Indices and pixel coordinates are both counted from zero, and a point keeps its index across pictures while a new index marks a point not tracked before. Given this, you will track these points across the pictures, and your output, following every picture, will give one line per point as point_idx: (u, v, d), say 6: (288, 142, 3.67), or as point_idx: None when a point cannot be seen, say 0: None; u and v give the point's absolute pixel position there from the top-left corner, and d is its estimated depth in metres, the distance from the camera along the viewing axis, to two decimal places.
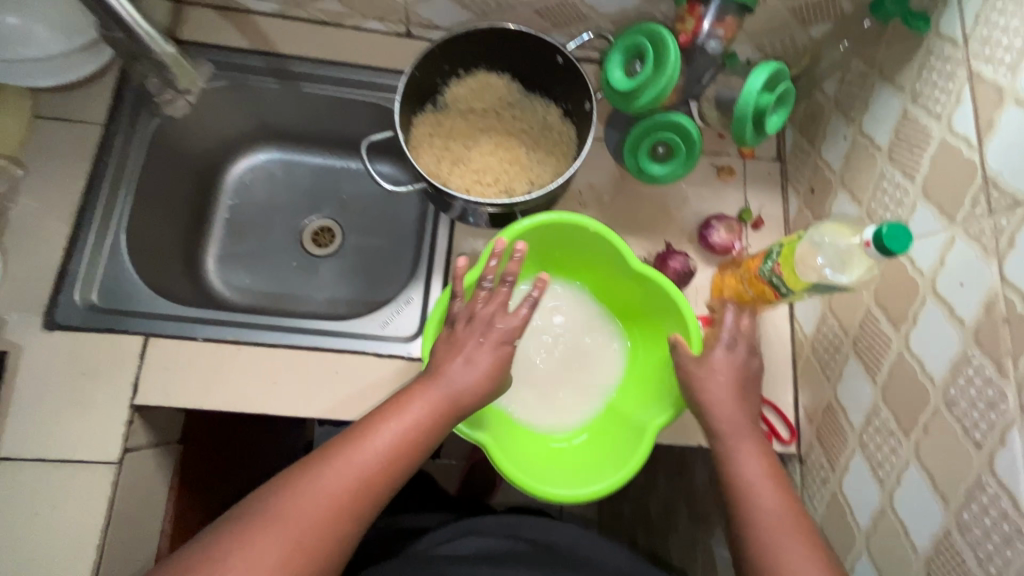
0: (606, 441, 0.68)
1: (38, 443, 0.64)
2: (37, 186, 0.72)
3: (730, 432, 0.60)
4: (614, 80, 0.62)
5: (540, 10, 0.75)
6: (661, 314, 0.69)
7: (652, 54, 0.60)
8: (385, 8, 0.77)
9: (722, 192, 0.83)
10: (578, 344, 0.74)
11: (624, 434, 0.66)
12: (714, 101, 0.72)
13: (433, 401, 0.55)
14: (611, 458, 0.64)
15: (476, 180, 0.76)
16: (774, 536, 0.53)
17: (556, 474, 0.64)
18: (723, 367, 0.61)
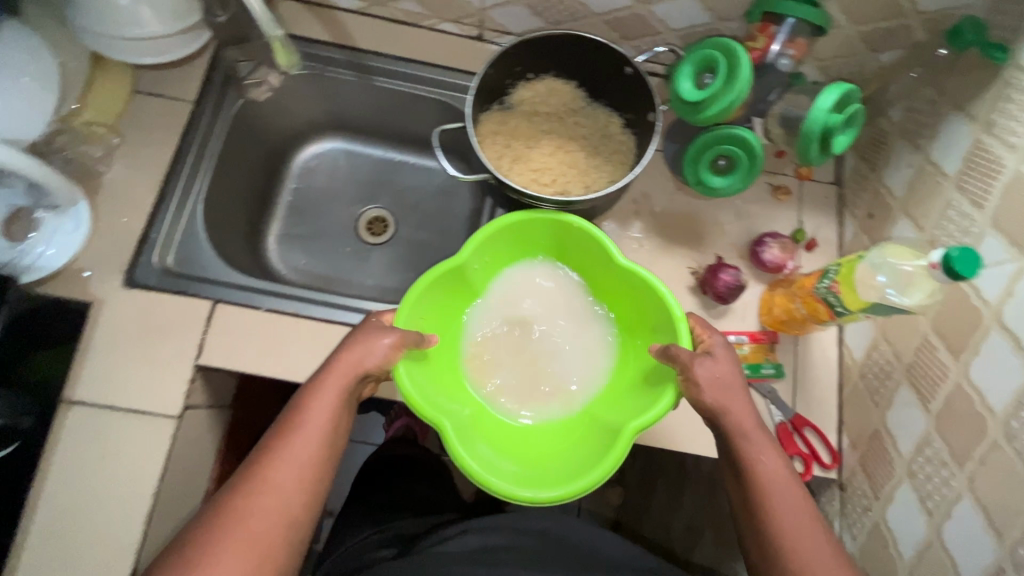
0: (584, 443, 0.63)
1: (110, 390, 0.69)
2: (129, 154, 0.78)
3: (735, 431, 0.57)
4: (683, 91, 0.63)
5: (611, 21, 0.78)
6: (648, 306, 0.65)
7: (724, 67, 0.61)
8: (461, 11, 0.81)
9: (776, 211, 0.83)
10: (568, 343, 0.71)
11: (603, 433, 0.61)
12: (780, 119, 0.76)
13: (339, 388, 0.56)
14: (588, 456, 0.60)
15: (534, 179, 0.78)
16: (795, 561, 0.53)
17: (529, 474, 0.59)
18: (721, 364, 0.58)
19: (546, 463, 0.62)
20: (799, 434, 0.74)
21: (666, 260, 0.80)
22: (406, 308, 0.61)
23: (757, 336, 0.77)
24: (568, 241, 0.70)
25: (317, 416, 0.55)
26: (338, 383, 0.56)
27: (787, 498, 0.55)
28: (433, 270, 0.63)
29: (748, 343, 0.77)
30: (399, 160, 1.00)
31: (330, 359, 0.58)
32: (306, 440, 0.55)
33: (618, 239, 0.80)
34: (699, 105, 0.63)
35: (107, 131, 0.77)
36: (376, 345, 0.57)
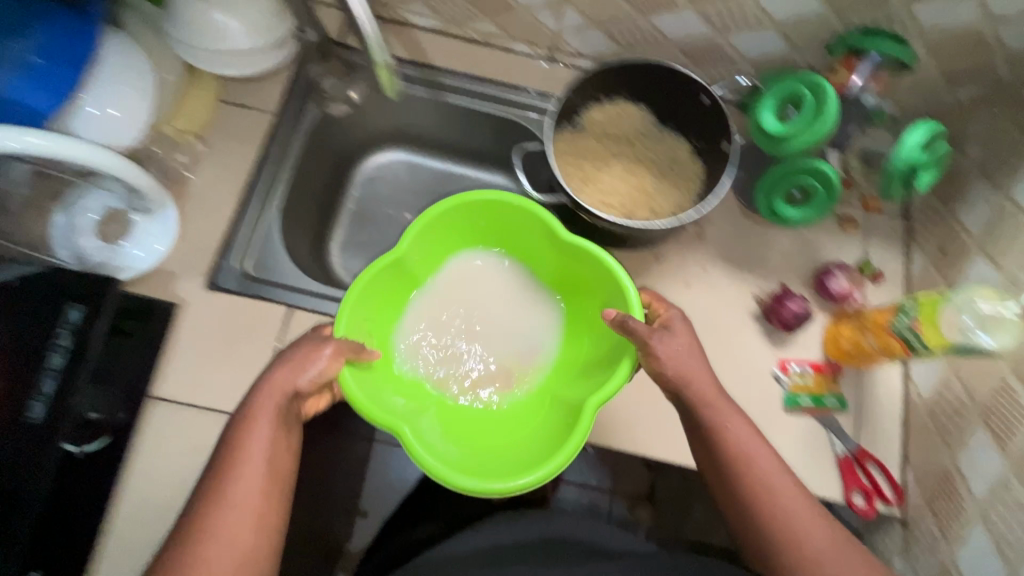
0: (547, 426, 0.66)
1: (191, 388, 0.72)
2: (214, 161, 0.81)
3: (706, 405, 0.63)
4: (768, 125, 0.64)
5: (686, 48, 0.79)
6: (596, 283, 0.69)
7: (810, 100, 0.62)
8: (536, 33, 0.83)
9: (843, 241, 0.82)
10: (512, 326, 0.76)
11: (568, 415, 0.64)
12: (860, 156, 0.80)
13: (274, 410, 0.58)
14: (551, 441, 0.62)
15: (601, 201, 0.80)
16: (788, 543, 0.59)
17: (485, 462, 0.62)
18: (682, 332, 0.64)
19: (505, 450, 0.65)
20: (861, 467, 0.73)
21: (730, 286, 0.80)
22: (346, 305, 0.62)
23: (820, 367, 0.77)
24: (512, 228, 0.72)
25: (259, 442, 0.57)
26: (270, 402, 0.58)
27: (750, 457, 0.62)
28: (376, 266, 0.64)
29: (812, 373, 0.77)
30: (459, 173, 1.02)
31: (256, 384, 0.59)
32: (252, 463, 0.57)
33: (683, 263, 0.81)
34: (784, 139, 0.63)
35: (194, 138, 0.81)
36: (315, 360, 0.58)
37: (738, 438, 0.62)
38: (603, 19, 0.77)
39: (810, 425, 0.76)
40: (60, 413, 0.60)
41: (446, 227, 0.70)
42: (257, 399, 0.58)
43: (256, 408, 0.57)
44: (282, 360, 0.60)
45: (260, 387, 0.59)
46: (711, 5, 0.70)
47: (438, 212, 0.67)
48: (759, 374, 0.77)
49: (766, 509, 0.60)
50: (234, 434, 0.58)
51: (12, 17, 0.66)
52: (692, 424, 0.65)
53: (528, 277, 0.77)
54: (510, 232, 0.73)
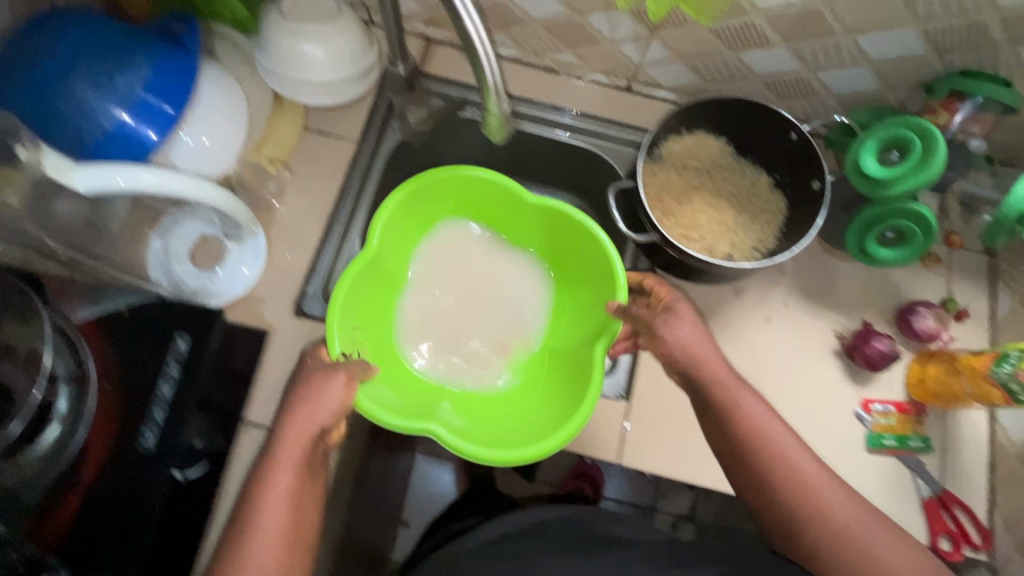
0: (553, 390, 0.74)
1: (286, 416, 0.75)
2: (299, 189, 0.83)
3: (716, 377, 0.64)
4: (869, 169, 0.63)
5: (771, 83, 0.78)
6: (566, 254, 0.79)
7: (918, 149, 0.61)
8: (617, 64, 0.83)
9: (926, 277, 0.81)
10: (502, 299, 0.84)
11: (569, 377, 0.72)
12: (960, 194, 0.79)
13: (299, 456, 0.59)
14: (558, 405, 0.70)
15: (684, 234, 0.80)
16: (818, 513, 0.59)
17: (495, 432, 0.70)
18: (687, 312, 0.67)
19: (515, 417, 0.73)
20: (947, 511, 0.73)
21: (809, 322, 0.80)
22: (333, 318, 0.65)
23: (903, 407, 0.76)
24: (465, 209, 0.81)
25: (279, 491, 0.58)
26: (301, 449, 0.59)
27: (772, 440, 0.62)
28: (350, 269, 0.68)
29: (895, 413, 0.76)
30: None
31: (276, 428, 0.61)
32: (270, 507, 0.57)
33: (762, 298, 0.81)
34: (884, 184, 0.63)
35: (280, 167, 0.83)
36: (329, 393, 0.60)
37: (764, 423, 0.63)
38: (690, 54, 0.77)
39: (893, 464, 0.75)
40: (167, 442, 0.65)
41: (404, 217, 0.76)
42: (279, 446, 0.59)
43: (280, 456, 0.58)
44: (292, 400, 0.61)
45: (281, 434, 0.60)
46: (808, 44, 0.69)
47: (393, 207, 0.73)
48: (840, 412, 0.77)
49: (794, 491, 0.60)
50: (252, 482, 0.59)
51: (119, 52, 0.69)
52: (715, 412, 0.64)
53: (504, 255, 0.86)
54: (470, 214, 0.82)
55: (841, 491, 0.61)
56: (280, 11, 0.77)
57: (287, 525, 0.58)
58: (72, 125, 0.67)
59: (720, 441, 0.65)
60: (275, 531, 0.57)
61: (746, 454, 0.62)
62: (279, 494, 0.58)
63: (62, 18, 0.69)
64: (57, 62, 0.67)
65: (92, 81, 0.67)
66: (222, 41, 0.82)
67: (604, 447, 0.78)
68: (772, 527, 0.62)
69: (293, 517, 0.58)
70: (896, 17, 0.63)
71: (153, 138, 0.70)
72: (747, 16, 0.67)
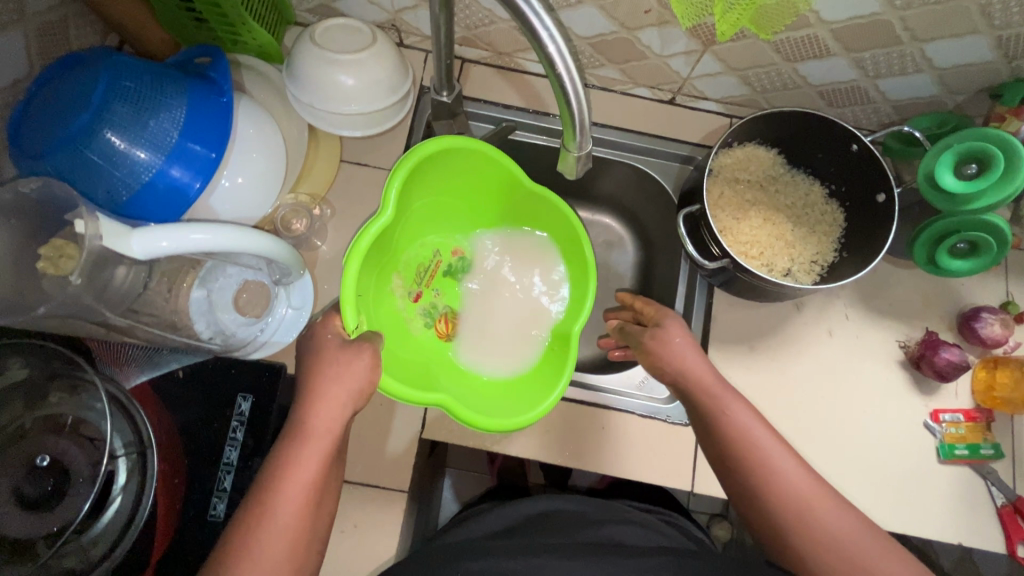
0: (540, 368, 0.75)
1: (352, 465, 0.73)
2: (340, 226, 0.80)
3: (717, 390, 0.64)
4: (948, 185, 0.64)
5: (825, 91, 0.76)
6: (559, 227, 0.77)
7: (1002, 162, 0.62)
8: (663, 79, 0.80)
9: (988, 279, 0.80)
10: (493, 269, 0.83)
11: (560, 357, 0.73)
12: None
13: (323, 451, 0.54)
14: (548, 380, 0.72)
15: (744, 252, 0.78)
16: (798, 525, 0.57)
17: (488, 403, 0.72)
18: (676, 329, 0.67)
19: (502, 394, 0.74)
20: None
21: (873, 333, 0.79)
22: (348, 289, 0.61)
23: (972, 415, 0.76)
24: (468, 182, 0.74)
25: (294, 484, 0.52)
26: (323, 444, 0.54)
27: (758, 449, 0.60)
28: (363, 235, 0.62)
29: (965, 421, 0.75)
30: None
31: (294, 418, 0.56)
32: (282, 501, 0.51)
33: (822, 311, 0.80)
34: (964, 200, 0.64)
35: (320, 203, 0.80)
36: (357, 371, 0.57)
37: (751, 432, 0.61)
38: (742, 66, 0.74)
39: (965, 473, 0.75)
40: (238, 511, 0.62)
41: (418, 183, 0.69)
42: (299, 440, 0.54)
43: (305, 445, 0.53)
44: (314, 387, 0.56)
45: (303, 425, 0.55)
46: (870, 53, 0.67)
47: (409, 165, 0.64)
48: (909, 423, 0.77)
49: (778, 502, 0.58)
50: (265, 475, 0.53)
51: (151, 95, 0.64)
52: (704, 420, 0.64)
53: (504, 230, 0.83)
54: (470, 187, 0.75)
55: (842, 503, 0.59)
56: (311, 39, 0.72)
57: (298, 525, 0.51)
58: (112, 180, 0.63)
59: (710, 446, 0.64)
60: (284, 529, 0.50)
61: (735, 457, 0.61)
62: (295, 491, 0.51)
63: (86, 64, 0.63)
64: (86, 112, 0.61)
65: (127, 130, 0.62)
66: (252, 74, 0.80)
67: (676, 473, 0.77)
68: (761, 532, 0.60)
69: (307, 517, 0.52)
70: (968, 25, 0.61)
71: (195, 185, 0.66)
72: (810, 29, 0.65)
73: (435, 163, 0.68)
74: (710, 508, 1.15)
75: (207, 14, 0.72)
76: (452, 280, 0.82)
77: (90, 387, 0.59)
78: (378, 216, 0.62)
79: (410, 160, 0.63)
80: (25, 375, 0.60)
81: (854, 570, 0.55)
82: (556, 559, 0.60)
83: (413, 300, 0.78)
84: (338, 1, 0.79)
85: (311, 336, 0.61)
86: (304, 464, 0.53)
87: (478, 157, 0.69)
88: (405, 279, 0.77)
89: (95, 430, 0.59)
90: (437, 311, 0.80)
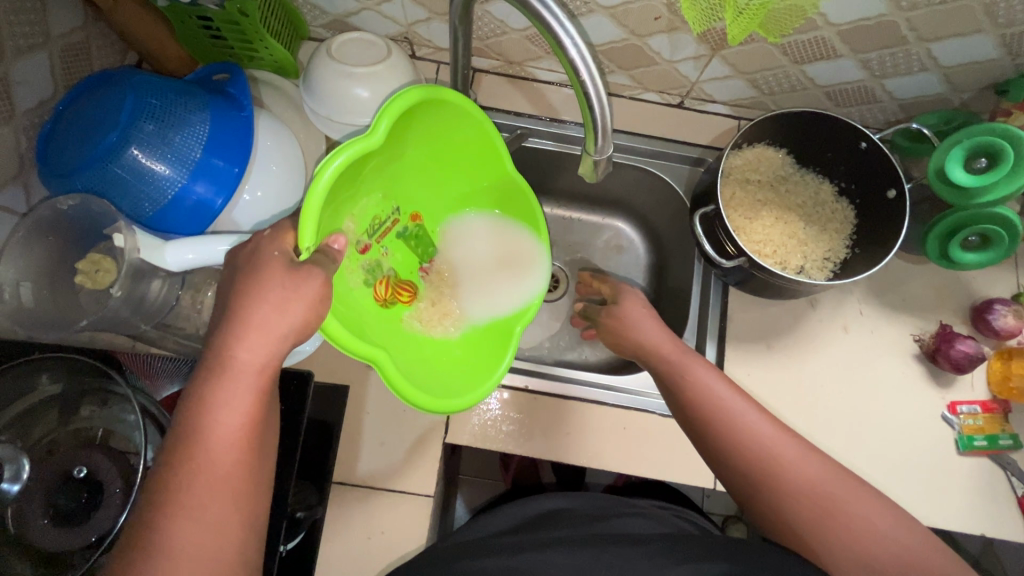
0: (481, 344, 0.73)
1: (378, 470, 0.73)
2: None
3: (677, 358, 0.68)
4: (959, 179, 0.66)
5: (833, 92, 0.78)
6: (522, 222, 0.77)
7: (1012, 156, 0.64)
8: (672, 83, 0.82)
9: (999, 272, 0.81)
10: (467, 246, 0.80)
11: (502, 334, 0.73)
12: None
13: (254, 385, 0.46)
14: (486, 361, 0.70)
15: (757, 250, 0.80)
16: (765, 478, 0.59)
17: (426, 373, 0.66)
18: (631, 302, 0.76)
19: (442, 365, 0.69)
20: None
21: (888, 328, 0.80)
22: (313, 199, 0.51)
23: (989, 406, 0.76)
24: (450, 145, 0.68)
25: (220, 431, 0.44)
26: (251, 381, 0.45)
27: (721, 408, 0.63)
28: (347, 148, 0.52)
29: (982, 413, 0.76)
30: (569, 216, 0.98)
31: (208, 352, 0.46)
32: (215, 455, 0.43)
33: (837, 308, 0.81)
34: (975, 193, 0.66)
35: None
36: (296, 302, 0.47)
37: (714, 391, 0.64)
38: (751, 69, 0.76)
39: (985, 464, 0.76)
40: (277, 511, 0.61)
41: (410, 121, 0.61)
42: (220, 378, 0.45)
43: (225, 385, 0.44)
44: (235, 316, 0.46)
45: (223, 361, 0.45)
46: (877, 53, 0.69)
47: (413, 96, 0.56)
48: (928, 417, 0.77)
49: (743, 455, 0.60)
50: (181, 422, 0.44)
51: (176, 111, 0.65)
52: (668, 384, 0.67)
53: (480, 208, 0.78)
54: (449, 149, 0.69)
55: (866, 491, 0.58)
56: (328, 53, 0.73)
57: (239, 477, 0.44)
58: (139, 196, 0.64)
59: (676, 409, 0.66)
60: (223, 482, 0.43)
61: (699, 414, 0.63)
62: (226, 435, 0.44)
63: (112, 82, 0.64)
64: (114, 130, 0.62)
65: (153, 147, 0.64)
66: (269, 89, 0.81)
67: (700, 472, 0.77)
68: (736, 489, 0.61)
69: (248, 467, 0.45)
70: (973, 24, 0.63)
71: (219, 201, 0.68)
72: (818, 31, 0.67)
73: (429, 109, 0.61)
74: (725, 509, 1.15)
75: (226, 32, 0.74)
76: (403, 243, 0.72)
77: (120, 400, 0.60)
78: (366, 137, 0.53)
79: (404, 97, 0.55)
80: (58, 389, 0.61)
81: (827, 518, 0.56)
82: (558, 552, 0.60)
83: (359, 251, 0.66)
84: (352, 16, 0.81)
85: (254, 255, 0.50)
86: (234, 408, 0.44)
87: (466, 120, 0.65)
88: (358, 229, 0.65)
89: (124, 442, 0.59)
90: (381, 271, 0.69)
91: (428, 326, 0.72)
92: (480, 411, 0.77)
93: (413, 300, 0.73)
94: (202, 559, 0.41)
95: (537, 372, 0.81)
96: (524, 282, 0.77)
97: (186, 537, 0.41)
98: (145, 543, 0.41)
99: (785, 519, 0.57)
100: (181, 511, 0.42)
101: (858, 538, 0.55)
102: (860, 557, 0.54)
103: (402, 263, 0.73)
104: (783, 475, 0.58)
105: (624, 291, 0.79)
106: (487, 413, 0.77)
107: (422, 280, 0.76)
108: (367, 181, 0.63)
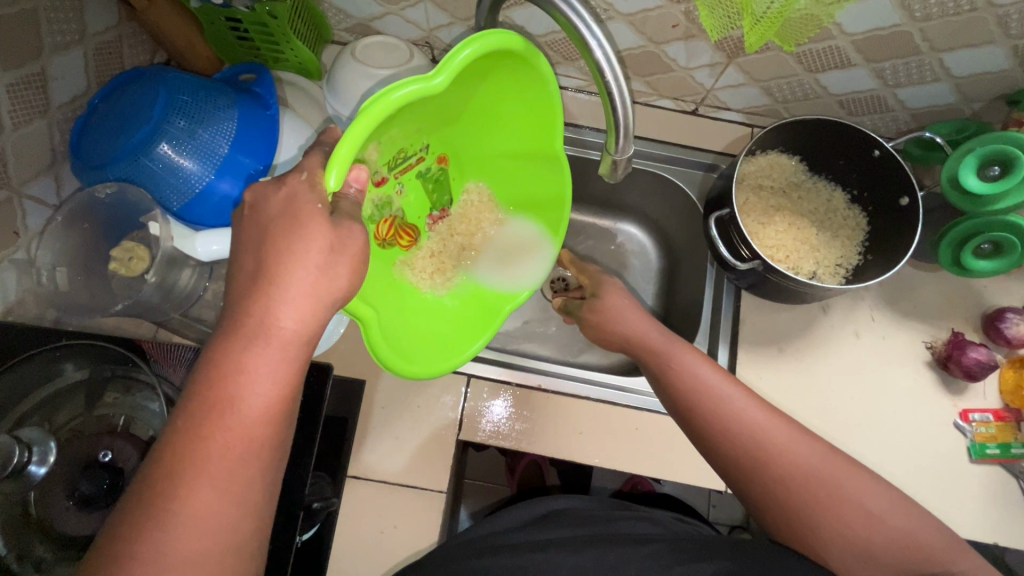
0: (464, 315, 0.75)
1: (390, 464, 0.74)
2: None
3: (661, 350, 0.68)
4: (971, 186, 0.67)
5: (846, 101, 0.79)
6: (541, 202, 0.78)
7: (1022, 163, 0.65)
8: (687, 91, 0.83)
9: (1010, 281, 0.81)
10: (486, 207, 0.81)
11: (488, 313, 0.74)
12: None
13: (288, 357, 0.44)
14: (463, 333, 0.72)
15: (771, 255, 0.81)
16: (774, 474, 0.58)
17: (407, 323, 0.69)
18: (612, 297, 0.76)
19: (421, 328, 0.70)
20: None
21: (899, 335, 0.81)
22: (355, 131, 0.49)
23: (1001, 414, 0.77)
24: (495, 103, 0.68)
25: (247, 400, 0.42)
26: (293, 351, 0.44)
27: (729, 405, 0.62)
28: (409, 83, 0.51)
29: (994, 421, 0.76)
30: (583, 221, 1.00)
31: (239, 319, 0.44)
32: (246, 425, 0.42)
33: (849, 313, 0.82)
34: (988, 201, 0.67)
35: None
36: (326, 282, 0.46)
37: (724, 389, 0.63)
38: (765, 77, 0.77)
39: (998, 473, 0.75)
40: (292, 500, 0.62)
41: (478, 65, 0.59)
42: (252, 346, 0.43)
43: (261, 352, 0.43)
44: (269, 282, 0.45)
45: (257, 329, 0.43)
46: (890, 63, 0.70)
47: (490, 44, 0.54)
48: (940, 425, 0.77)
49: (750, 452, 0.60)
50: (203, 389, 0.42)
51: (205, 108, 0.66)
52: (661, 378, 0.67)
53: (507, 175, 0.79)
54: (498, 107, 0.69)
55: (885, 496, 0.57)
56: (352, 54, 0.75)
57: (264, 450, 0.43)
58: (169, 191, 0.65)
59: (665, 399, 0.67)
60: (240, 453, 0.42)
61: (688, 407, 0.64)
62: (253, 407, 0.42)
63: (144, 79, 0.66)
64: (146, 124, 0.63)
65: (183, 143, 0.65)
66: (293, 89, 0.84)
67: (711, 473, 0.77)
68: (745, 486, 0.60)
69: (274, 441, 0.44)
70: (986, 35, 0.64)
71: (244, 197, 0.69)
72: (832, 40, 0.68)
73: (500, 61, 0.61)
74: (731, 520, 1.14)
75: (253, 34, 0.76)
76: (420, 183, 0.74)
77: (143, 388, 0.62)
78: (426, 81, 0.52)
79: (482, 43, 0.54)
80: (82, 376, 0.62)
81: (836, 519, 0.56)
82: (567, 553, 0.60)
83: (375, 183, 0.66)
84: (376, 20, 0.83)
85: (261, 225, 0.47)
86: (264, 380, 0.43)
87: (532, 85, 0.64)
88: (382, 160, 0.64)
89: (146, 428, 0.60)
90: (389, 209, 0.71)
91: (421, 277, 0.75)
92: (493, 410, 0.78)
93: (411, 246, 0.76)
94: (210, 530, 0.40)
95: (550, 371, 0.81)
96: (527, 267, 0.78)
97: (197, 502, 0.40)
98: (159, 511, 0.39)
99: (795, 518, 0.57)
100: (203, 480, 0.40)
101: (864, 539, 0.55)
102: (856, 545, 0.55)
103: (411, 204, 0.75)
104: (792, 474, 0.58)
105: (602, 283, 0.79)
106: (500, 413, 0.78)
107: (427, 228, 0.78)
108: (410, 120, 0.62)
